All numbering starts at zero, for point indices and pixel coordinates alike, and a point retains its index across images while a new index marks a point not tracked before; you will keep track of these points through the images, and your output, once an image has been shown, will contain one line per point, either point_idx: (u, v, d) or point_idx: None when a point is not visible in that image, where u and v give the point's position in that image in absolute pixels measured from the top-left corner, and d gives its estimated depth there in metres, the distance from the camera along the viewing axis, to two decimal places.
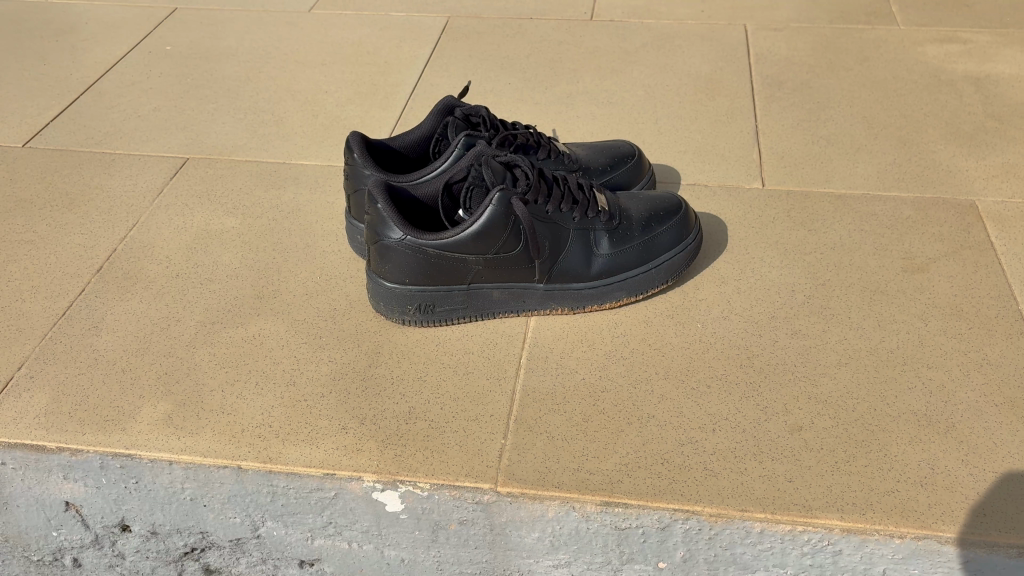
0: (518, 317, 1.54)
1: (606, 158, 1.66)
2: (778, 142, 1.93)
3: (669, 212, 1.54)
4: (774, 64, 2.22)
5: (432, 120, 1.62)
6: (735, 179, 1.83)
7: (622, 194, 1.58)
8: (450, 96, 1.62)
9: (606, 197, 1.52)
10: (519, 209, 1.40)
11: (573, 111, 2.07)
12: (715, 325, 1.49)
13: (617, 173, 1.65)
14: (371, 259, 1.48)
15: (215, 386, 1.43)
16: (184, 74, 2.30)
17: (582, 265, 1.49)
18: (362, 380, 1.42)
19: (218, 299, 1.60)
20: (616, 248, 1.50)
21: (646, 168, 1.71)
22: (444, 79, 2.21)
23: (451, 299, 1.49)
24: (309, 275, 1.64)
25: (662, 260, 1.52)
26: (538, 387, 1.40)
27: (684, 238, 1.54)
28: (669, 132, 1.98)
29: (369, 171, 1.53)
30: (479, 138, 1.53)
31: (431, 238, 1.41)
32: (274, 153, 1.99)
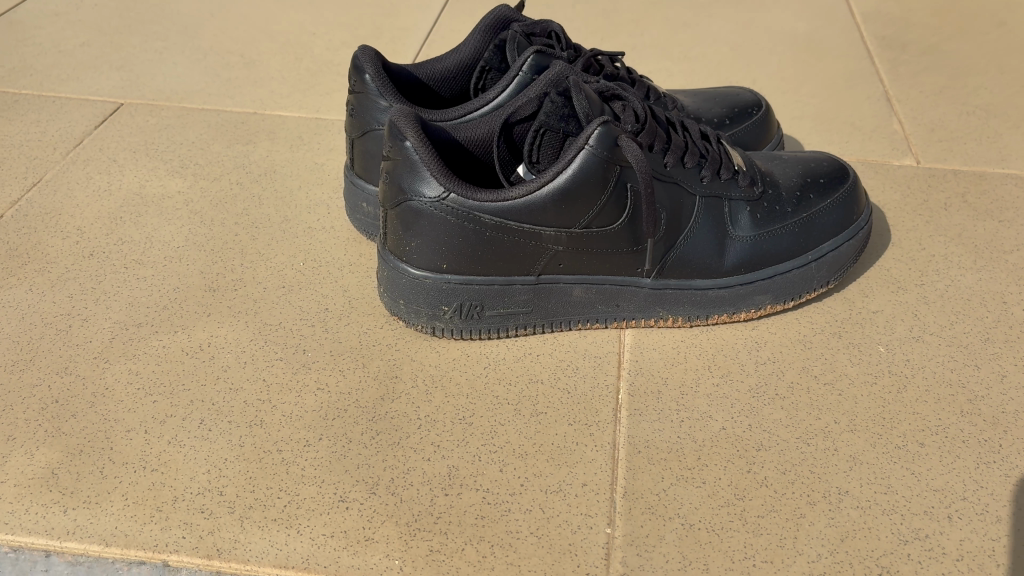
0: (607, 330, 1.02)
1: (721, 108, 1.17)
2: (924, 111, 1.45)
3: (829, 182, 1.05)
4: (888, 22, 1.75)
5: (475, 39, 1.12)
6: (878, 154, 1.34)
7: (753, 154, 1.09)
8: (502, 6, 1.12)
9: (740, 156, 1.03)
10: (630, 155, 0.89)
11: (642, 67, 1.57)
12: (907, 355, 0.99)
13: (739, 127, 1.15)
14: (388, 233, 0.96)
15: (134, 425, 0.89)
16: (127, 7, 1.76)
17: (709, 254, 0.98)
18: (372, 421, 0.89)
19: (150, 289, 1.06)
20: (760, 228, 1.00)
21: (774, 126, 1.21)
22: (468, 24, 1.70)
23: (510, 298, 0.97)
24: (289, 259, 1.11)
25: (825, 250, 1.02)
26: (654, 440, 0.88)
27: (851, 220, 1.05)
28: (773, 95, 1.50)
29: (387, 102, 1.01)
30: (553, 60, 1.03)
31: (490, 197, 0.89)
32: (243, 101, 1.46)
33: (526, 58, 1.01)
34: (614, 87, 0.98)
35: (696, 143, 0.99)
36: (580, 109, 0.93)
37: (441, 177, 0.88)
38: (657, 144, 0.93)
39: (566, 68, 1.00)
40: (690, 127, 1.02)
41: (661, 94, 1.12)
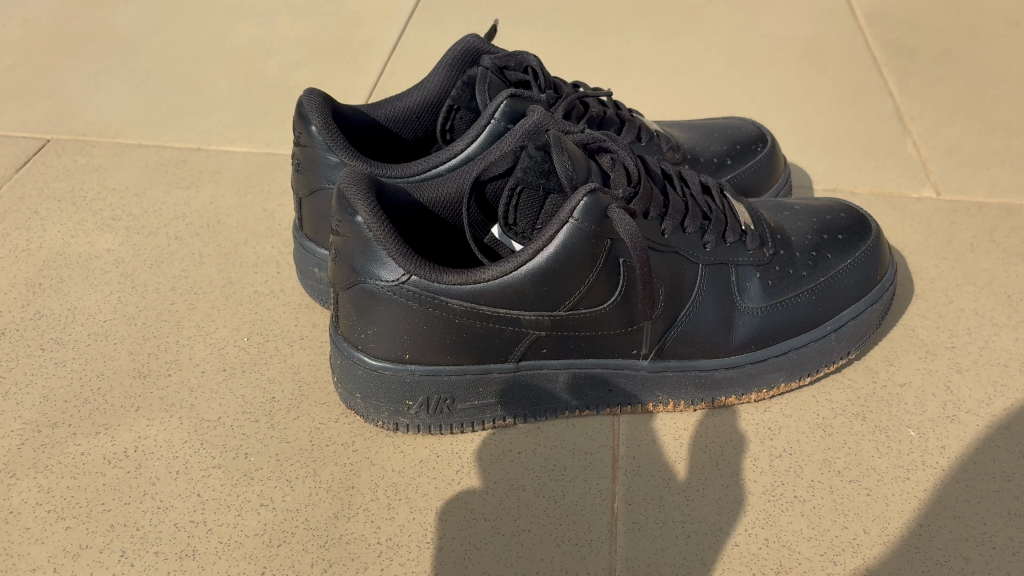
0: (598, 417, 0.89)
1: (721, 147, 1.03)
2: (941, 131, 1.31)
3: (847, 238, 0.92)
4: (895, 25, 1.61)
5: (441, 75, 0.98)
6: (892, 185, 1.21)
7: (760, 205, 0.96)
8: (470, 37, 0.98)
9: (747, 212, 0.89)
10: (621, 228, 0.75)
11: (629, 85, 1.43)
12: (942, 440, 0.86)
13: (743, 169, 1.02)
14: (340, 316, 0.82)
15: (41, 560, 0.74)
16: (58, 21, 1.60)
17: (714, 331, 0.85)
18: (326, 549, 0.76)
19: (68, 377, 0.91)
20: (772, 297, 0.86)
21: (780, 163, 1.07)
22: (438, 36, 1.55)
23: (485, 388, 0.83)
24: (232, 334, 0.97)
25: (846, 318, 0.89)
26: (657, 563, 0.75)
27: (873, 281, 0.91)
28: (774, 114, 1.36)
29: (338, 157, 0.86)
30: (530, 104, 0.89)
31: (457, 278, 0.75)
32: (184, 134, 1.30)
33: (498, 102, 0.87)
34: (602, 137, 0.84)
35: (697, 201, 0.85)
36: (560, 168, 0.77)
37: (400, 258, 0.73)
38: (653, 210, 0.80)
39: (545, 115, 0.86)
40: (688, 180, 0.88)
41: (654, 136, 0.98)
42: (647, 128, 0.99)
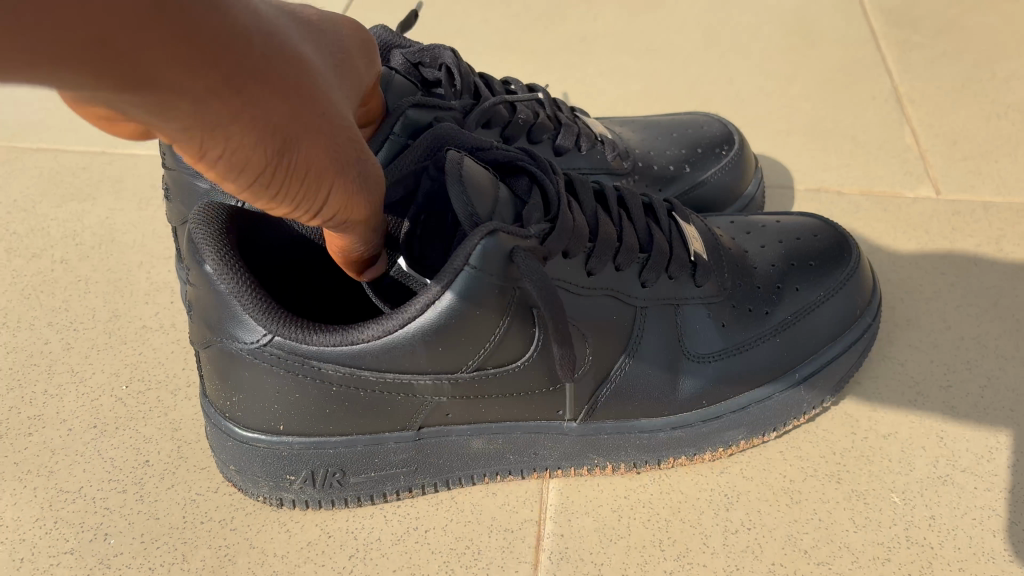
0: (526, 483, 0.75)
1: (678, 152, 0.91)
2: (947, 113, 1.15)
3: (822, 264, 0.79)
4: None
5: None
6: (887, 182, 1.05)
7: (721, 223, 0.83)
8: (377, 26, 0.82)
9: (701, 238, 0.75)
10: (526, 277, 0.57)
11: (592, 68, 1.27)
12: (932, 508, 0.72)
13: (705, 175, 0.90)
14: (206, 377, 0.68)
15: None
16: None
17: (659, 381, 0.71)
18: None
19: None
20: (728, 342, 0.73)
21: (750, 164, 0.95)
22: (382, 13, 1.39)
23: (383, 460, 0.69)
24: (109, 381, 0.84)
25: (818, 364, 0.75)
26: None
27: (854, 310, 0.77)
28: (754, 99, 1.20)
29: (204, 181, 0.72)
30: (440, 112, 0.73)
31: (340, 337, 0.58)
32: (89, 136, 1.16)
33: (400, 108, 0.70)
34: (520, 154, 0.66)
35: (635, 234, 0.70)
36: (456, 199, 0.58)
37: (259, 315, 0.57)
38: (575, 252, 0.63)
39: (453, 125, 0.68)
40: (630, 202, 0.74)
41: (597, 142, 0.86)
42: (590, 131, 0.87)
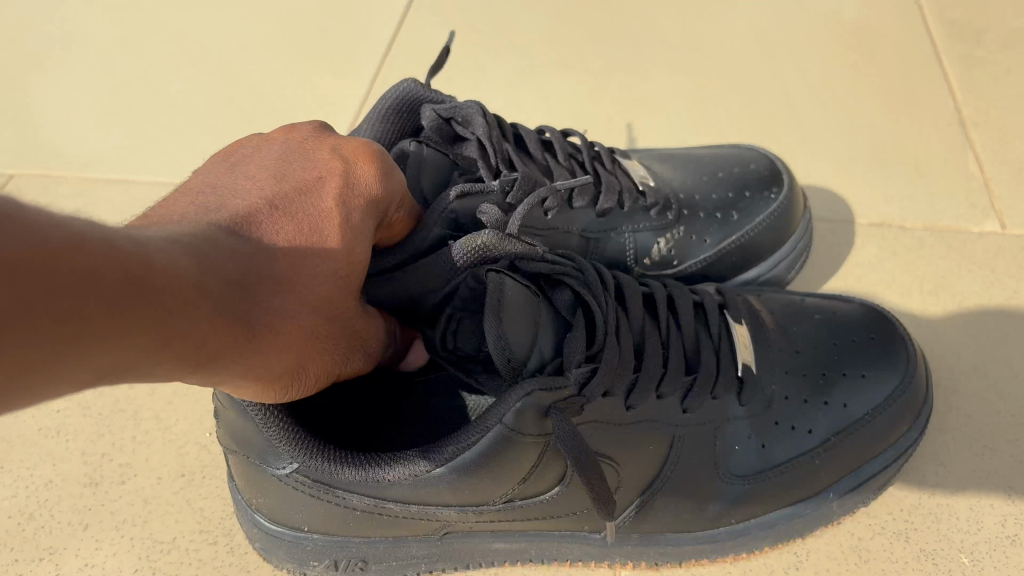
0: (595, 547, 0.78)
1: (724, 196, 0.92)
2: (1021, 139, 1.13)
3: (876, 348, 0.79)
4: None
5: (375, 128, 0.83)
6: (952, 217, 1.04)
7: (769, 307, 0.83)
8: (408, 80, 0.83)
9: (753, 343, 0.75)
10: (559, 436, 0.59)
11: (650, 87, 1.26)
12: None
13: (751, 223, 0.90)
14: (235, 474, 0.69)
15: None
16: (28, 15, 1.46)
17: (698, 486, 0.72)
18: None
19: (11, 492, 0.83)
20: (767, 454, 0.73)
21: (798, 203, 0.95)
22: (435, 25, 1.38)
23: (408, 551, 0.71)
24: (193, 429, 0.87)
25: (859, 467, 0.75)
26: None
27: (908, 404, 0.77)
28: (815, 122, 1.19)
29: None
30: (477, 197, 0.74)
31: (383, 471, 0.59)
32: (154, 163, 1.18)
33: (445, 204, 0.72)
34: (570, 273, 0.66)
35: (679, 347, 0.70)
36: (491, 346, 0.58)
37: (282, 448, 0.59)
38: (617, 386, 0.64)
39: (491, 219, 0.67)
40: (681, 308, 0.74)
41: (638, 198, 0.88)
42: (631, 185, 0.89)
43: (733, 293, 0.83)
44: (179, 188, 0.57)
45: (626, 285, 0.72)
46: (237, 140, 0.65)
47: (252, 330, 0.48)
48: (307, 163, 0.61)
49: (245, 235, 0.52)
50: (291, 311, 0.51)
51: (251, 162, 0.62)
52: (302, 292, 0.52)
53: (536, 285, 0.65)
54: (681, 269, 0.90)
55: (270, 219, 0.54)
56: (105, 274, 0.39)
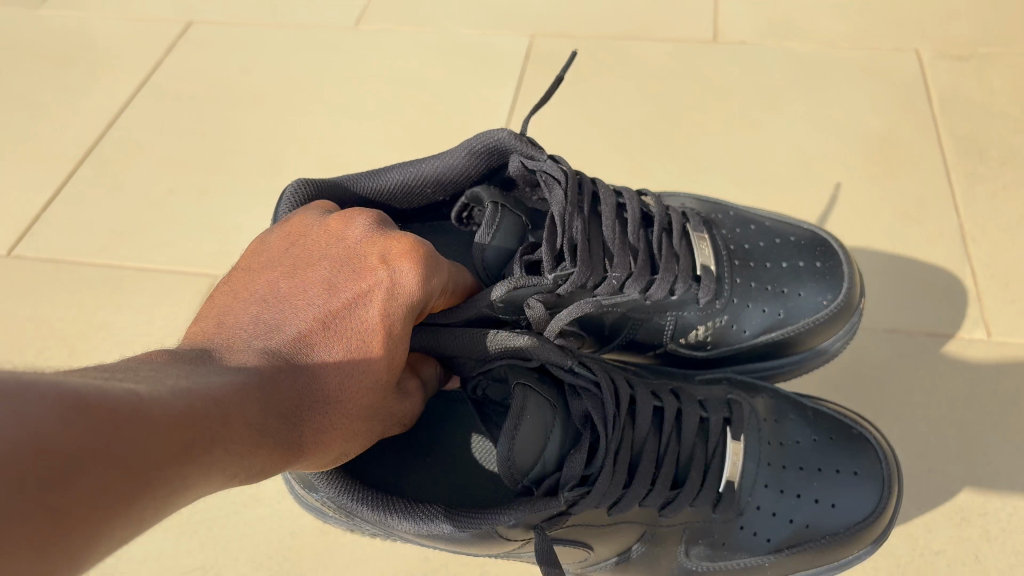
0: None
1: (779, 290, 1.11)
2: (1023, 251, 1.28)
3: (853, 444, 1.06)
4: (995, 68, 1.51)
5: (460, 158, 1.01)
6: (944, 325, 1.22)
7: (762, 407, 1.09)
8: (505, 130, 0.99)
9: (744, 454, 1.02)
10: (538, 546, 0.89)
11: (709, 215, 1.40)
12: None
13: (793, 324, 1.10)
14: (296, 483, 0.92)
15: None
16: (132, 136, 1.63)
17: (674, 545, 1.05)
18: None
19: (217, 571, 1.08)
20: (720, 510, 1.02)
21: (852, 302, 1.12)
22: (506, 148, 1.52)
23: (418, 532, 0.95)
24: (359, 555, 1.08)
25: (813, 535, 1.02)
26: None
27: (880, 515, 1.02)
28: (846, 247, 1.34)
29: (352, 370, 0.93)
30: (519, 290, 0.95)
31: (406, 522, 0.83)
32: None
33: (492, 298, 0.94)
34: (591, 411, 0.93)
35: (668, 468, 0.98)
36: (497, 461, 0.84)
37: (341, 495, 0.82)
38: (601, 502, 0.93)
39: (529, 343, 0.91)
40: (683, 423, 1.02)
41: (696, 283, 1.08)
42: (690, 268, 1.08)
43: (750, 403, 1.08)
44: (248, 295, 0.82)
45: (641, 405, 0.99)
46: (304, 225, 0.89)
47: (296, 452, 0.72)
48: (333, 265, 0.85)
49: (304, 365, 0.76)
50: (329, 427, 0.76)
51: (306, 260, 0.87)
52: (340, 411, 0.77)
53: (563, 420, 0.92)
54: (715, 350, 1.14)
55: (321, 342, 0.79)
56: (171, 435, 0.56)
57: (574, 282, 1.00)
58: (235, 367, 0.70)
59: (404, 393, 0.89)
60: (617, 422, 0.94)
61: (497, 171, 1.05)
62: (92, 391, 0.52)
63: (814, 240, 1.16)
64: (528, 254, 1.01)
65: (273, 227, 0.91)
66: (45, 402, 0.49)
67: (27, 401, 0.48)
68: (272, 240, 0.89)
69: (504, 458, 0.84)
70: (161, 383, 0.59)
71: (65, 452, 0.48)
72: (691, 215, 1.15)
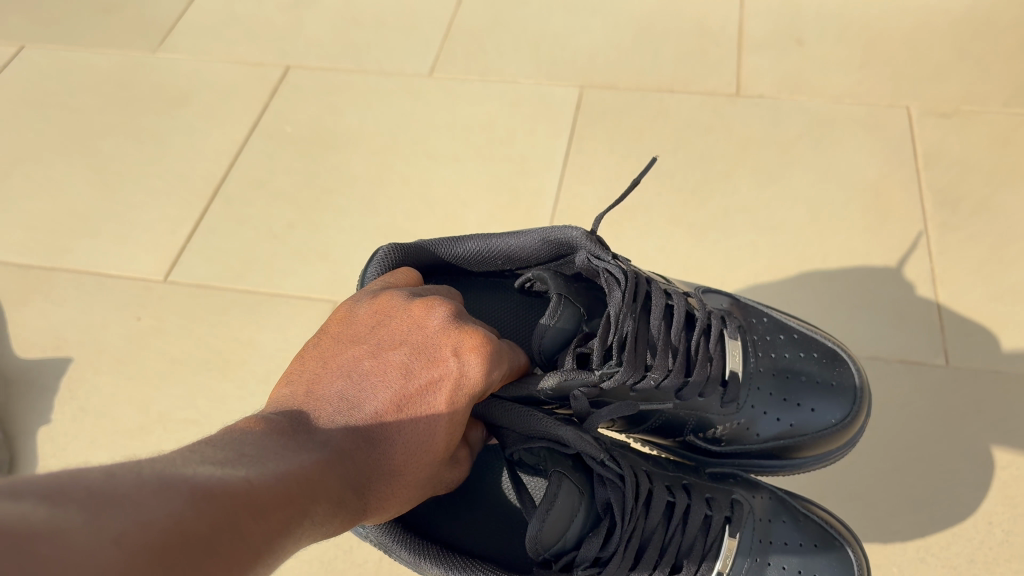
0: None
1: (793, 401, 1.08)
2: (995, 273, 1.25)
3: (832, 553, 1.03)
4: (978, 128, 1.39)
5: (533, 242, 1.00)
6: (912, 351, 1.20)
7: (762, 502, 1.06)
8: (579, 229, 0.97)
9: (737, 550, 1.00)
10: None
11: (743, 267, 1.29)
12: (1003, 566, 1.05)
13: (805, 436, 1.07)
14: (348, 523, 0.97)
15: None
16: (255, 175, 1.58)
17: None
18: None
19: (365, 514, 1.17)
20: None
21: (856, 424, 1.09)
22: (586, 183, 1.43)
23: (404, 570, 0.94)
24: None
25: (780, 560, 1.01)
26: None
27: None
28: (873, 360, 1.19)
29: None
30: (571, 381, 0.94)
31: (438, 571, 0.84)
32: None
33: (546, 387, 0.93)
34: (612, 500, 0.94)
35: (671, 555, 0.97)
36: (528, 541, 0.85)
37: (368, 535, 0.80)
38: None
39: (573, 436, 0.91)
40: (690, 519, 0.99)
41: (719, 389, 1.05)
42: (719, 375, 1.05)
43: (750, 501, 1.05)
44: (331, 366, 0.82)
45: (656, 499, 0.98)
46: (389, 304, 0.87)
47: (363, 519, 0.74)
48: (424, 339, 0.84)
49: (376, 446, 0.76)
50: (392, 494, 0.77)
51: (386, 342, 0.85)
52: (403, 483, 0.78)
53: (588, 505, 0.93)
54: (730, 447, 1.11)
55: (395, 420, 0.78)
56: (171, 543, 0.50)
57: (617, 380, 0.97)
58: (321, 443, 0.72)
59: (454, 461, 0.88)
60: (632, 515, 0.94)
61: (564, 258, 1.03)
62: (213, 483, 0.56)
63: (827, 352, 1.13)
64: (581, 346, 0.98)
65: (359, 298, 0.90)
66: (182, 501, 0.52)
67: (160, 506, 0.51)
68: (358, 313, 0.87)
69: (534, 536, 0.85)
70: (263, 466, 0.62)
71: (199, 540, 0.51)
72: (730, 317, 1.10)
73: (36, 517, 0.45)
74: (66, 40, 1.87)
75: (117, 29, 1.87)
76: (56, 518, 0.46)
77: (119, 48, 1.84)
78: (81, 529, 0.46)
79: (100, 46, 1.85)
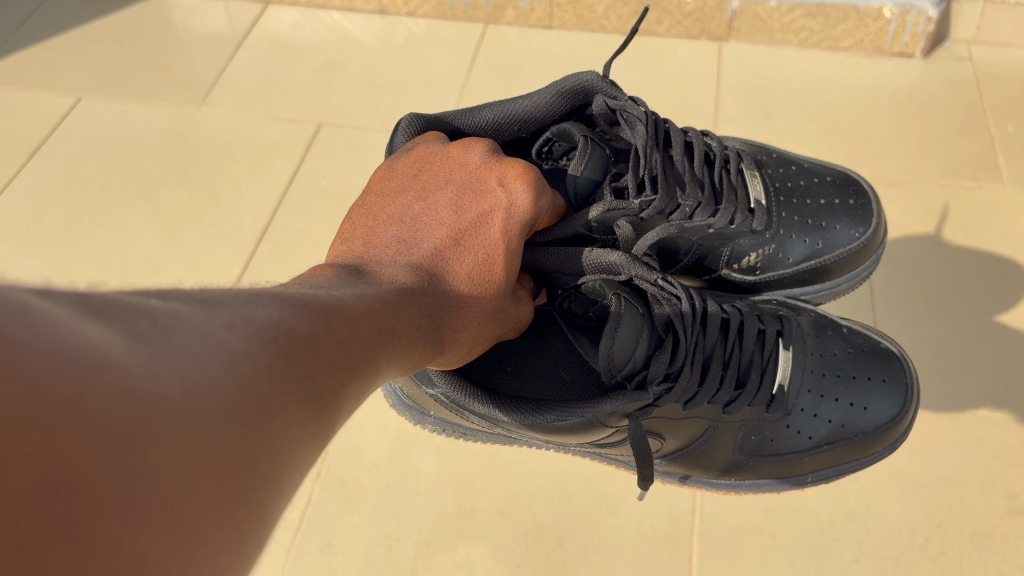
0: (728, 490, 1.09)
1: (818, 223, 1.15)
2: (912, 244, 1.31)
3: (884, 356, 1.08)
4: (920, 193, 1.36)
5: (546, 99, 1.05)
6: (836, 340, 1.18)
7: (805, 323, 1.09)
8: (592, 73, 1.05)
9: (792, 364, 1.03)
10: (631, 433, 0.92)
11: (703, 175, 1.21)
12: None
13: (832, 253, 1.14)
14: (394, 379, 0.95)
15: None
16: (295, 224, 1.50)
17: (728, 444, 1.04)
18: None
19: (401, 534, 1.12)
20: (775, 408, 1.02)
21: (877, 241, 1.17)
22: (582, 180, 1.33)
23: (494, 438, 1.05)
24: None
25: (858, 431, 1.03)
26: None
27: (902, 420, 1.04)
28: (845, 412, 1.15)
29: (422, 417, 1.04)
30: (613, 212, 1.01)
31: (511, 415, 0.87)
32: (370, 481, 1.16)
33: (587, 218, 1.01)
34: (672, 316, 0.93)
35: (735, 367, 0.98)
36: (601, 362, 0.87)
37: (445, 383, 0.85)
38: (681, 397, 0.95)
39: (621, 259, 0.92)
40: (744, 329, 1.02)
41: (750, 216, 1.13)
42: (746, 204, 1.13)
43: (798, 318, 1.08)
44: (385, 217, 0.88)
45: (710, 315, 0.99)
46: (426, 154, 0.93)
47: (441, 352, 0.79)
48: (472, 197, 0.89)
49: (440, 279, 0.82)
50: (465, 327, 0.82)
51: (430, 186, 0.91)
52: (473, 315, 0.83)
53: (649, 327, 0.93)
54: (764, 275, 1.17)
55: (455, 259, 0.84)
56: (281, 347, 0.51)
57: (655, 208, 1.05)
58: (390, 279, 0.77)
59: (517, 300, 0.93)
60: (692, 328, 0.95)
61: (581, 108, 1.10)
62: (300, 295, 0.58)
63: (840, 177, 1.21)
64: (616, 184, 1.06)
65: (395, 157, 0.94)
66: (278, 307, 0.54)
67: (259, 309, 0.53)
68: (396, 167, 0.92)
69: (606, 354, 0.87)
70: (341, 290, 0.67)
71: (300, 337, 0.54)
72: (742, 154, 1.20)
73: (154, 307, 0.46)
74: (120, 93, 1.78)
75: (165, 83, 1.79)
76: (166, 306, 0.47)
77: (168, 103, 1.75)
78: (192, 314, 0.48)
79: (152, 97, 1.76)
